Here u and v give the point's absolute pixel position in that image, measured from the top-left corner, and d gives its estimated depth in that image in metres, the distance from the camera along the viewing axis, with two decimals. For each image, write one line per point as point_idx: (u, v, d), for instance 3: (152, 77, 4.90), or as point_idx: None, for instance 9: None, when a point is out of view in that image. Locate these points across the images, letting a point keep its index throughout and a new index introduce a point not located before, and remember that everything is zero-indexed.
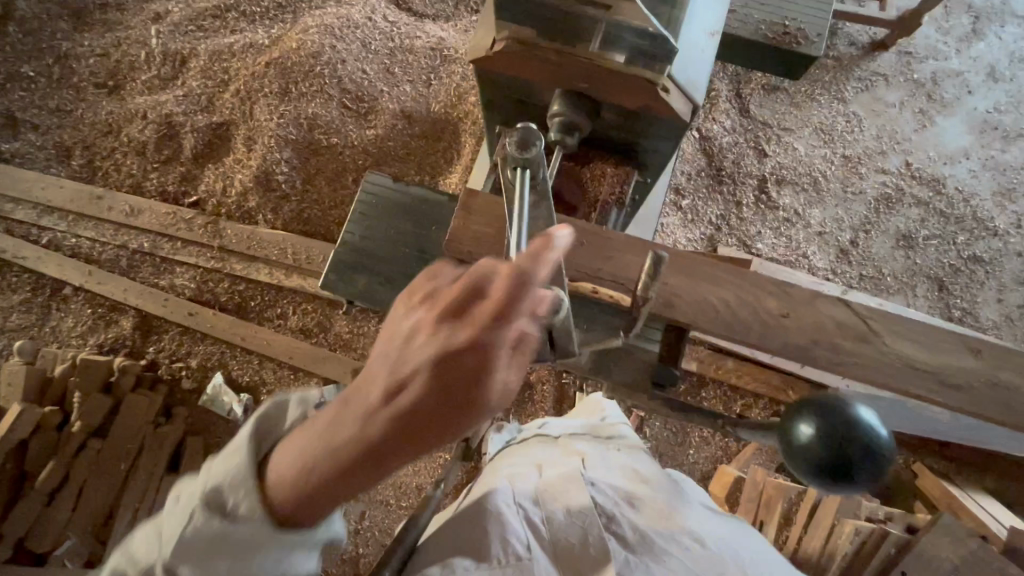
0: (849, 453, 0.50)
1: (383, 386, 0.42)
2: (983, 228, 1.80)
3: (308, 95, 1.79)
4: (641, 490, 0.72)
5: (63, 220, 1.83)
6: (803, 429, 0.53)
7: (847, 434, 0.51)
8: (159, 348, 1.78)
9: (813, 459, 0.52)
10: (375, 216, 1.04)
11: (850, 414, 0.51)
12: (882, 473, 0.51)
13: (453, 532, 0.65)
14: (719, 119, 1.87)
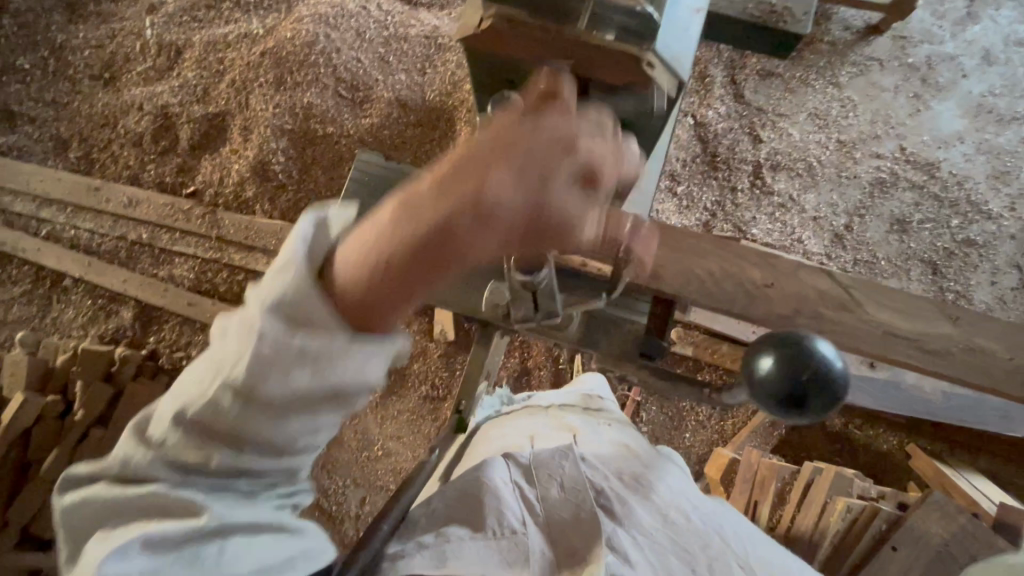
0: (806, 381, 0.53)
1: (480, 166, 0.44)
2: (976, 212, 1.81)
3: (303, 85, 1.79)
4: (628, 463, 0.74)
5: (62, 213, 1.84)
6: (761, 362, 0.55)
7: (802, 364, 0.53)
8: (159, 338, 1.80)
9: (772, 391, 0.54)
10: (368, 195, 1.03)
11: (807, 348, 0.53)
12: (836, 403, 0.54)
13: (444, 503, 0.65)
14: (713, 105, 1.87)
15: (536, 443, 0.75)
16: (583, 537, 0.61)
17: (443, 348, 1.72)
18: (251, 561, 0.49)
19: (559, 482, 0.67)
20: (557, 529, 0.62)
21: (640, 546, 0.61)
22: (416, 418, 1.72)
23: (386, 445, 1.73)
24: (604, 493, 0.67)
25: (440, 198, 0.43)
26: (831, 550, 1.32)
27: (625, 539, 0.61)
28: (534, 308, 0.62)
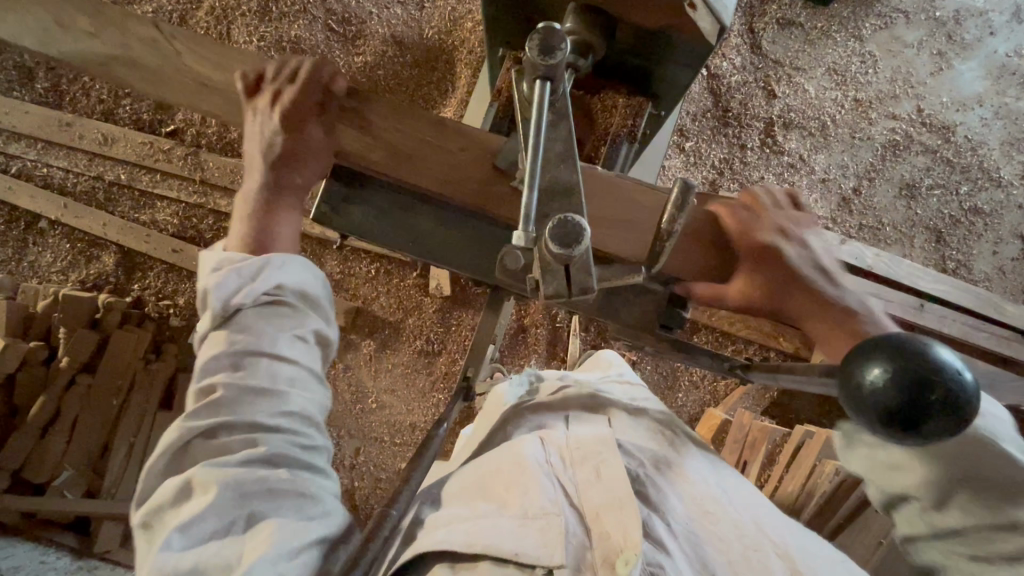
0: (930, 403, 0.37)
1: (281, 158, 0.68)
2: (987, 179, 1.77)
3: (291, 16, 1.65)
4: (665, 454, 0.73)
5: (32, 149, 1.72)
6: (866, 370, 0.38)
7: (926, 381, 0.37)
8: (144, 285, 1.73)
9: (878, 410, 0.37)
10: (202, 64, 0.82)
11: (926, 354, 0.37)
12: (964, 426, 0.38)
13: (483, 484, 0.66)
14: (728, 55, 1.76)
15: (573, 424, 0.76)
16: (616, 516, 0.60)
17: (438, 304, 1.68)
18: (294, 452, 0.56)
19: (594, 465, 0.67)
20: (591, 508, 0.62)
21: (676, 533, 0.61)
22: (410, 372, 1.71)
23: (380, 398, 1.72)
24: (641, 480, 0.67)
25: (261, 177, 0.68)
26: (815, 510, 1.36)
27: (660, 524, 0.61)
28: (565, 283, 0.49)
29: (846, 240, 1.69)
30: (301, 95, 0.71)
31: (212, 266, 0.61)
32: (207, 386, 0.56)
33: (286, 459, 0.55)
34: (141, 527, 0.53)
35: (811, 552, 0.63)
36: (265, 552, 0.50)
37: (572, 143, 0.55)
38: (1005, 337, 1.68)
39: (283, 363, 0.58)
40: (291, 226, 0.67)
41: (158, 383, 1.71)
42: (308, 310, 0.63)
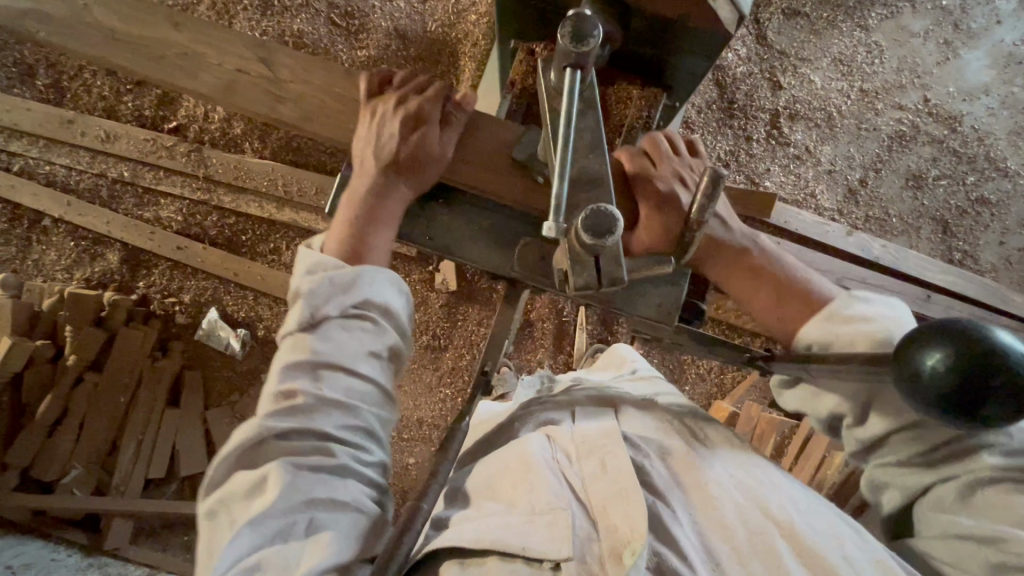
0: (995, 387, 0.39)
1: (382, 164, 0.72)
2: (994, 169, 1.77)
3: (292, 9, 1.63)
4: (673, 439, 0.71)
5: (34, 146, 1.71)
6: (926, 358, 0.41)
7: (988, 368, 0.40)
8: (149, 283, 1.73)
9: (939, 394, 0.41)
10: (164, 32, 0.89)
11: (985, 339, 0.40)
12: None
13: (494, 482, 0.66)
14: (734, 46, 1.74)
15: (580, 418, 0.75)
16: (622, 508, 0.60)
17: (445, 299, 1.68)
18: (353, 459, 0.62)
19: (599, 459, 0.66)
20: (597, 502, 0.62)
21: (680, 523, 0.61)
22: (417, 367, 1.71)
23: None
24: (645, 470, 0.66)
25: (362, 183, 0.73)
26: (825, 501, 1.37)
27: (665, 516, 0.61)
28: (595, 275, 0.51)
29: (853, 232, 1.69)
30: (425, 103, 0.73)
31: (307, 271, 0.67)
32: (289, 389, 0.62)
33: (349, 469, 0.61)
34: (208, 514, 0.59)
35: (824, 527, 0.60)
36: (321, 563, 0.54)
37: (600, 133, 0.56)
38: (1010, 327, 1.69)
39: (358, 379, 0.65)
40: (388, 236, 0.71)
41: (165, 380, 1.72)
42: (386, 328, 0.68)
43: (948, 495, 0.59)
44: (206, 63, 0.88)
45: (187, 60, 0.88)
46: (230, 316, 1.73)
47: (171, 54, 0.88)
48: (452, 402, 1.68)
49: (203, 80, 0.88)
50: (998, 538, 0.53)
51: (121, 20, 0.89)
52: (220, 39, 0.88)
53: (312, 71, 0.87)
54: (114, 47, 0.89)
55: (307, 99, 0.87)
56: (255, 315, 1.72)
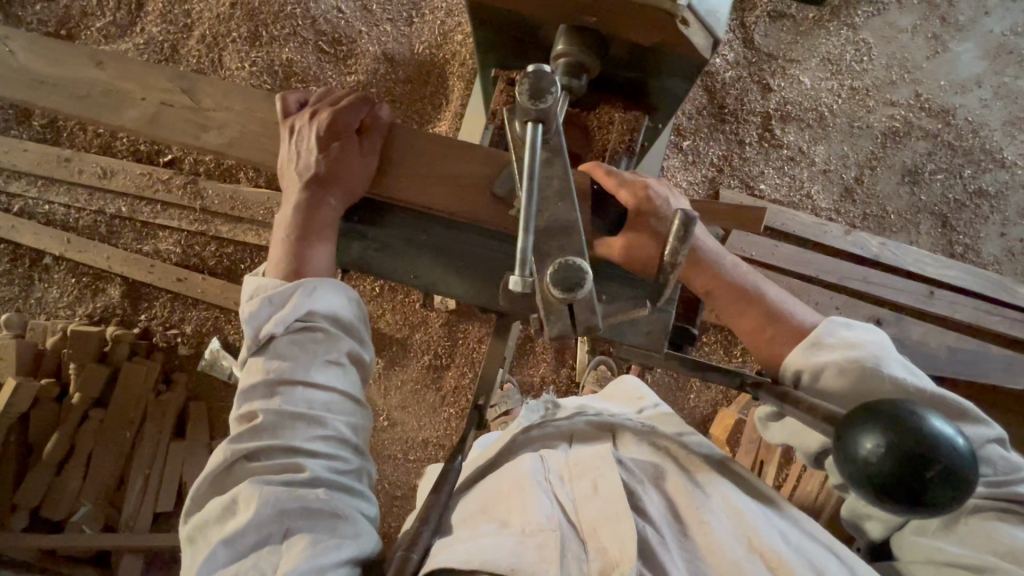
0: (929, 480, 0.37)
1: (307, 181, 0.71)
2: (991, 160, 1.75)
3: (280, 39, 1.64)
4: (666, 464, 0.70)
5: (32, 187, 1.72)
6: (857, 443, 0.39)
7: (920, 455, 0.37)
8: (151, 316, 1.75)
9: (872, 481, 0.38)
10: (79, 67, 0.82)
11: (910, 424, 0.38)
12: (959, 498, 0.38)
13: (491, 504, 0.66)
14: (721, 52, 1.74)
15: (575, 442, 0.75)
16: (613, 530, 0.60)
17: (444, 318, 1.68)
18: (326, 468, 0.61)
19: (592, 481, 0.66)
20: (588, 523, 0.61)
21: (668, 549, 0.60)
22: (420, 388, 1.70)
23: (392, 415, 1.72)
24: (638, 496, 0.65)
25: (290, 204, 0.72)
26: None
27: (653, 542, 0.60)
28: (571, 324, 0.50)
29: (851, 232, 1.67)
30: (339, 114, 0.72)
31: (249, 294, 0.68)
32: (248, 412, 0.63)
33: (323, 482, 0.60)
34: (188, 540, 0.60)
35: (813, 554, 0.60)
36: (297, 567, 0.54)
37: (569, 179, 0.55)
38: (1016, 319, 1.67)
39: (317, 388, 0.64)
40: (329, 245, 0.71)
41: (170, 412, 1.72)
42: (339, 334, 0.67)
43: (932, 522, 0.61)
44: (130, 96, 0.81)
45: (112, 97, 0.81)
46: (232, 345, 1.74)
47: (96, 92, 0.81)
48: (456, 421, 1.68)
49: (127, 115, 0.81)
50: (985, 567, 0.54)
51: (43, 64, 0.82)
52: (145, 72, 0.82)
53: (232, 96, 0.81)
54: (41, 87, 0.82)
55: (233, 124, 0.80)
56: None
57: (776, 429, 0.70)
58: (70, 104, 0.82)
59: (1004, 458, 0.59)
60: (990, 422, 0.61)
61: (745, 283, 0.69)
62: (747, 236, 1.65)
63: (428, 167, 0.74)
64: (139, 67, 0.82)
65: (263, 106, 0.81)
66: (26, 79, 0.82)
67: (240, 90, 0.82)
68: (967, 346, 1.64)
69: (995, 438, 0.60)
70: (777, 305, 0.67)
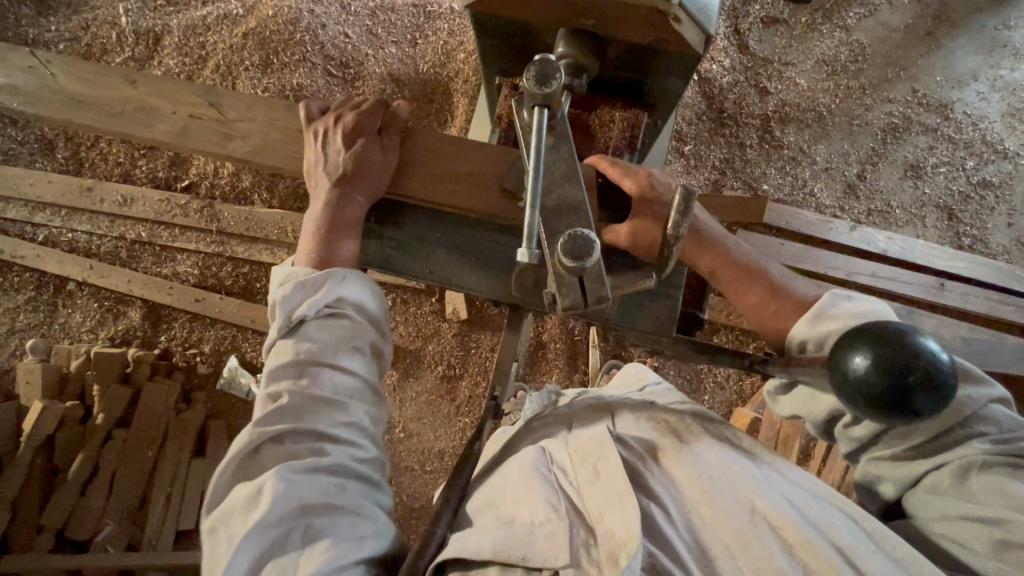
0: (911, 384, 0.46)
1: (334, 180, 0.75)
2: (992, 152, 1.77)
3: (291, 65, 1.71)
4: (667, 438, 0.71)
5: (56, 216, 1.79)
6: (851, 359, 0.48)
7: (908, 365, 0.46)
8: (171, 336, 1.79)
9: (867, 391, 0.47)
10: (110, 83, 0.86)
11: (908, 342, 0.47)
12: (943, 403, 0.47)
13: (500, 495, 0.68)
14: (718, 58, 1.78)
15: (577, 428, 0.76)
16: (617, 512, 0.60)
17: (456, 328, 1.70)
18: (350, 453, 0.64)
19: (592, 463, 0.67)
20: (594, 509, 0.62)
21: (672, 523, 0.61)
22: (435, 398, 1.72)
23: (407, 427, 1.73)
24: (639, 475, 0.67)
25: (317, 203, 0.75)
26: None
27: (657, 517, 0.62)
28: (582, 295, 0.54)
29: (856, 227, 1.69)
30: (364, 116, 0.76)
31: (278, 282, 0.71)
32: (275, 394, 0.65)
33: (347, 468, 0.63)
34: (209, 531, 0.60)
35: (820, 517, 0.59)
36: (319, 565, 0.55)
37: (573, 164, 0.58)
38: None
39: (343, 374, 0.67)
40: (355, 241, 0.75)
41: (191, 430, 1.75)
42: (365, 324, 0.71)
43: (945, 479, 0.61)
44: (158, 114, 0.86)
45: (142, 112, 0.86)
46: (250, 362, 1.78)
47: (127, 108, 0.85)
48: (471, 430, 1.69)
49: (158, 129, 0.85)
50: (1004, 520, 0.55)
51: (74, 82, 0.86)
52: (173, 90, 0.86)
53: (254, 108, 0.86)
54: (75, 109, 0.85)
55: (255, 135, 0.85)
56: None
57: (787, 400, 0.72)
58: (103, 124, 0.86)
59: (1009, 416, 0.62)
60: (993, 385, 0.64)
61: (747, 257, 0.71)
62: (752, 235, 1.67)
63: (438, 167, 0.78)
64: (167, 82, 0.86)
65: (284, 118, 0.86)
66: (61, 100, 0.85)
67: (262, 102, 0.86)
68: (983, 336, 1.63)
69: (999, 398, 0.63)
70: (778, 280, 0.69)
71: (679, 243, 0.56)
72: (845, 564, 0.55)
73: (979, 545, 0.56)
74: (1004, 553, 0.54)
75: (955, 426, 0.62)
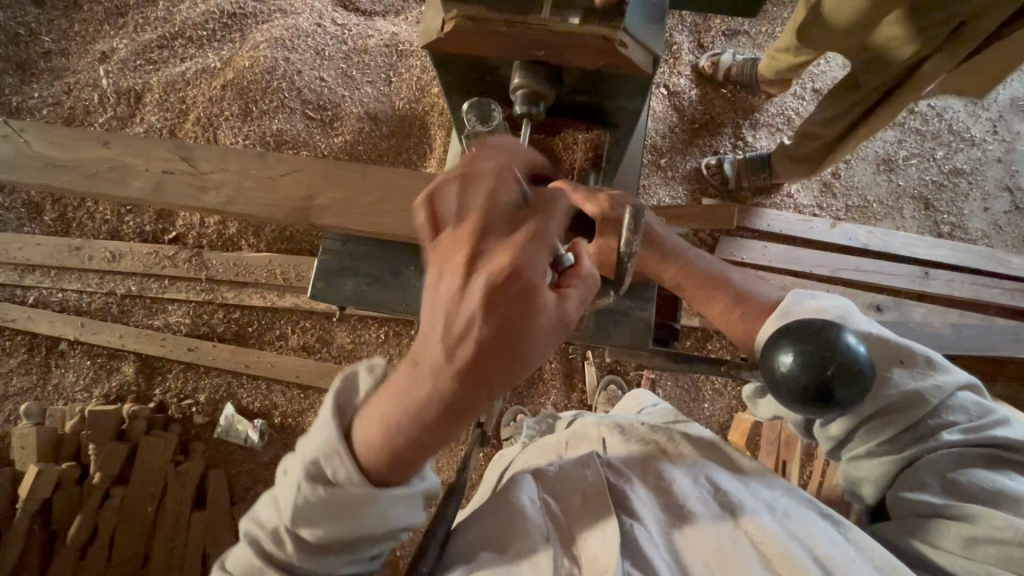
0: (830, 375, 0.50)
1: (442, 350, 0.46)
2: (960, 140, 1.81)
3: (270, 112, 1.75)
4: (653, 459, 0.71)
5: (45, 277, 1.80)
6: (780, 359, 0.52)
7: (825, 357, 0.50)
8: (165, 388, 1.78)
9: (794, 389, 0.51)
10: (85, 144, 0.88)
11: (827, 338, 0.51)
12: (864, 391, 0.50)
13: (483, 525, 0.66)
14: (684, 72, 1.83)
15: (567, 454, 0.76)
16: (600, 538, 0.61)
17: None
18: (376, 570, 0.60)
19: (580, 492, 0.67)
20: (578, 537, 0.62)
21: (655, 545, 0.60)
22: None
23: None
24: (625, 495, 0.66)
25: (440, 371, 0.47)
26: None
27: (639, 537, 0.61)
28: None
29: (837, 224, 1.70)
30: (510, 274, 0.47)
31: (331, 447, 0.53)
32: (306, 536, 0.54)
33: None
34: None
35: (800, 527, 0.59)
36: None
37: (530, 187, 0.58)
38: (1016, 290, 1.67)
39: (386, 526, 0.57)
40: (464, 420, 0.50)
41: (189, 482, 1.72)
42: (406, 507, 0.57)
43: (918, 475, 0.61)
44: (134, 170, 0.88)
45: (118, 170, 0.88)
46: (245, 408, 1.77)
47: (104, 167, 0.87)
48: None
49: (135, 185, 0.87)
50: (972, 514, 0.56)
51: (48, 145, 0.88)
52: (148, 145, 0.88)
53: (228, 157, 0.88)
54: (51, 172, 0.87)
55: (229, 183, 0.87)
56: (271, 403, 1.76)
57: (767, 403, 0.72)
58: (81, 183, 0.88)
59: (976, 402, 0.63)
60: (957, 370, 0.65)
61: (710, 269, 0.72)
62: (734, 240, 1.69)
63: (413, 202, 0.86)
64: (140, 140, 0.89)
65: (256, 165, 0.88)
66: (35, 164, 0.87)
67: (236, 151, 0.88)
68: (972, 321, 1.64)
69: (966, 384, 0.64)
70: (741, 288, 0.70)
71: (633, 259, 0.58)
72: (822, 574, 0.54)
73: (950, 545, 0.57)
74: (973, 549, 0.56)
75: (926, 417, 0.62)
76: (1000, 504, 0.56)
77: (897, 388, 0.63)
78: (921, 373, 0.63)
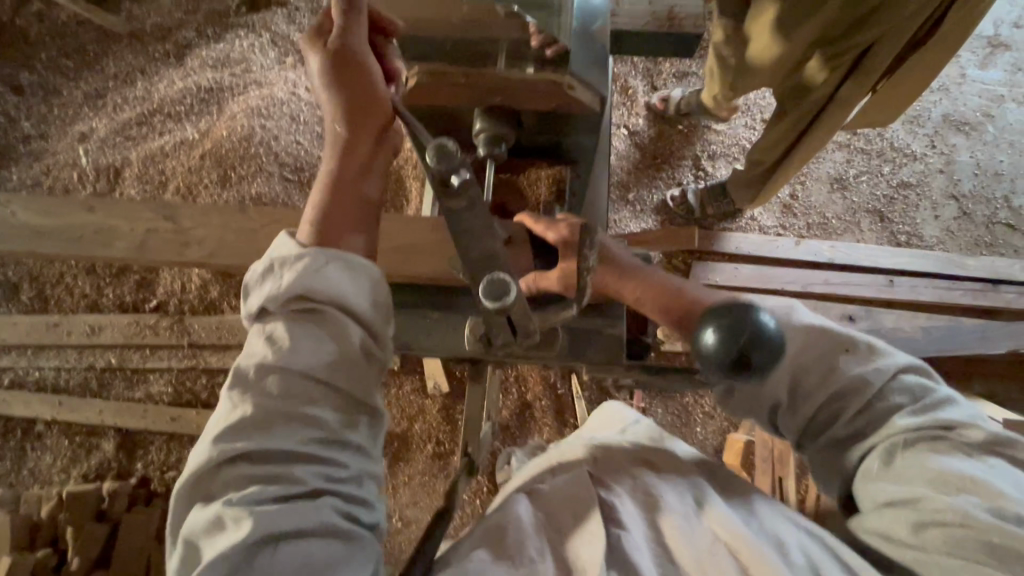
0: (745, 345, 0.54)
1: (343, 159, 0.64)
2: (903, 156, 1.94)
3: (248, 177, 1.81)
4: (643, 475, 0.71)
5: (22, 356, 1.78)
6: (704, 337, 0.56)
7: (740, 329, 0.54)
8: (147, 462, 1.73)
9: (718, 362, 0.55)
10: (68, 211, 0.91)
11: (740, 313, 0.55)
12: (774, 355, 0.55)
13: (476, 533, 0.65)
14: (641, 113, 1.95)
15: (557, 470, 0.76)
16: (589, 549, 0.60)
17: (441, 402, 1.70)
18: None
19: (571, 510, 0.67)
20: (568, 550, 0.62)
21: (640, 551, 0.61)
22: (428, 479, 1.67)
23: (404, 514, 1.66)
24: (611, 506, 0.66)
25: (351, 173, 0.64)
26: None
27: (626, 543, 0.61)
28: (511, 333, 0.60)
29: (800, 241, 1.79)
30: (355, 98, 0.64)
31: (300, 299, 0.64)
32: None
33: None
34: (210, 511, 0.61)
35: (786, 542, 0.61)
36: None
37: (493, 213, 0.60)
38: (977, 289, 1.75)
39: None
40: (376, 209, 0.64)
41: None
42: None
43: (875, 463, 0.62)
44: (118, 233, 0.91)
45: (102, 233, 0.90)
46: None
47: (87, 231, 0.90)
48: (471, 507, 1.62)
49: (118, 247, 0.90)
50: (920, 499, 0.57)
51: (33, 215, 0.91)
52: (132, 210, 0.92)
53: (209, 214, 0.92)
54: (36, 241, 0.90)
55: (210, 239, 0.91)
56: None
57: (732, 406, 0.72)
58: (63, 249, 0.90)
59: (920, 384, 0.65)
60: (898, 355, 0.67)
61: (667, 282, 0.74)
62: (706, 264, 1.75)
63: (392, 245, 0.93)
64: (122, 204, 0.92)
65: (236, 219, 0.91)
66: (20, 234, 0.90)
67: (216, 209, 0.92)
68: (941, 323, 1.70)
69: (908, 367, 0.66)
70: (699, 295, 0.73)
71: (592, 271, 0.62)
72: None
73: (904, 533, 0.57)
74: (922, 535, 0.56)
75: (873, 400, 0.64)
76: (945, 487, 0.57)
77: (842, 374, 0.65)
78: (862, 358, 0.66)
